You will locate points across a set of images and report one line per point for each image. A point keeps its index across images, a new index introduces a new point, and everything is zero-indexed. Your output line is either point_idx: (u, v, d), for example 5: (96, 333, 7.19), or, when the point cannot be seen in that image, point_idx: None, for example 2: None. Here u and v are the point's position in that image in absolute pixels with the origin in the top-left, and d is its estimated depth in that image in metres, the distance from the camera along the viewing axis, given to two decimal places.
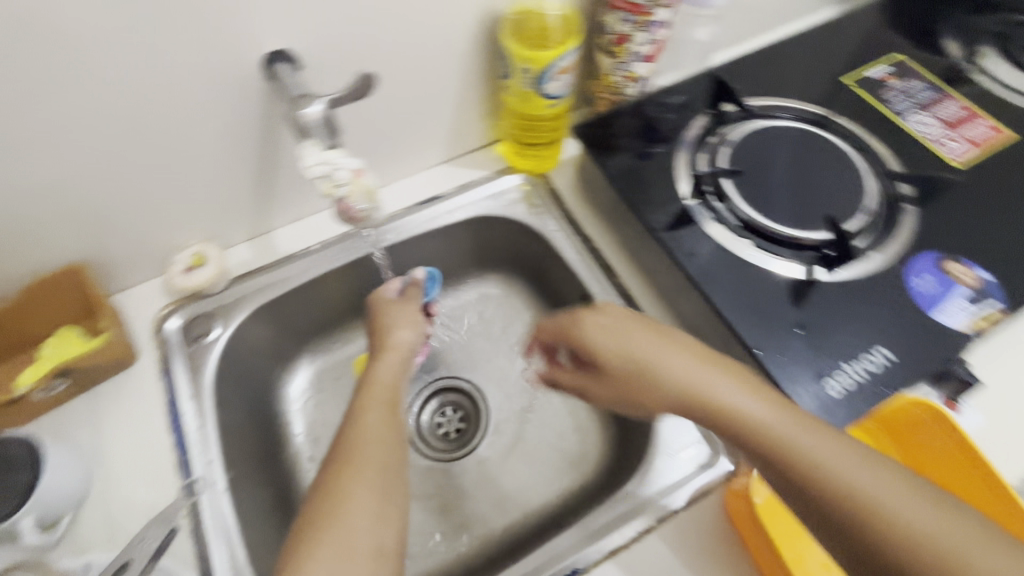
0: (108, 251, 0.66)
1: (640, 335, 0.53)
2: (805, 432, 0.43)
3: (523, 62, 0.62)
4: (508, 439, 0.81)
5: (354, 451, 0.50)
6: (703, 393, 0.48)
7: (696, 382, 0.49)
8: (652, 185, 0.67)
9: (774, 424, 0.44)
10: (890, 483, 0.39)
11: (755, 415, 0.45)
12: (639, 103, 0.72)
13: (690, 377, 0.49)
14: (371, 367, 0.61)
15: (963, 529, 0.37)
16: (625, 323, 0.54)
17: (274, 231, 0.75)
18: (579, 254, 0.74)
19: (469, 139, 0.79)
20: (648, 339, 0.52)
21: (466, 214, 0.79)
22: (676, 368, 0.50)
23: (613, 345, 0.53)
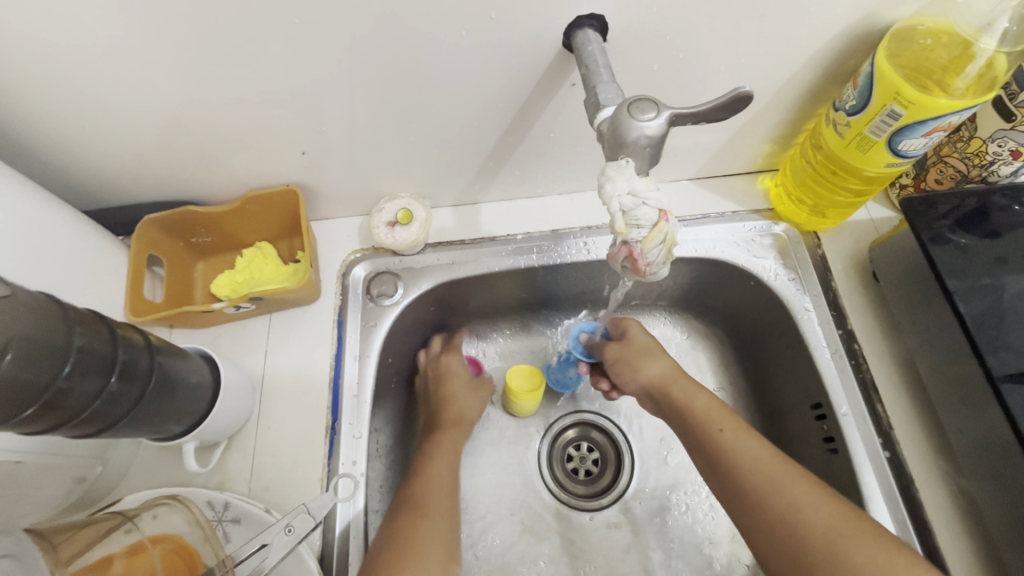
0: (326, 183, 0.61)
1: (725, 427, 0.49)
2: (834, 517, 0.42)
3: (894, 104, 0.44)
4: (646, 515, 0.69)
5: (422, 501, 0.51)
6: (756, 484, 0.45)
7: (748, 468, 0.46)
8: (1007, 316, 0.47)
9: (804, 508, 0.43)
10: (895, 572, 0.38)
11: (791, 502, 0.43)
12: (989, 192, 0.52)
13: (749, 466, 0.46)
14: (431, 439, 0.59)
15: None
16: (679, 378, 0.55)
17: (482, 203, 0.68)
18: (833, 353, 0.57)
19: (735, 163, 0.64)
20: (715, 414, 0.50)
21: (699, 249, 0.64)
22: (741, 455, 0.47)
23: (686, 405, 0.52)
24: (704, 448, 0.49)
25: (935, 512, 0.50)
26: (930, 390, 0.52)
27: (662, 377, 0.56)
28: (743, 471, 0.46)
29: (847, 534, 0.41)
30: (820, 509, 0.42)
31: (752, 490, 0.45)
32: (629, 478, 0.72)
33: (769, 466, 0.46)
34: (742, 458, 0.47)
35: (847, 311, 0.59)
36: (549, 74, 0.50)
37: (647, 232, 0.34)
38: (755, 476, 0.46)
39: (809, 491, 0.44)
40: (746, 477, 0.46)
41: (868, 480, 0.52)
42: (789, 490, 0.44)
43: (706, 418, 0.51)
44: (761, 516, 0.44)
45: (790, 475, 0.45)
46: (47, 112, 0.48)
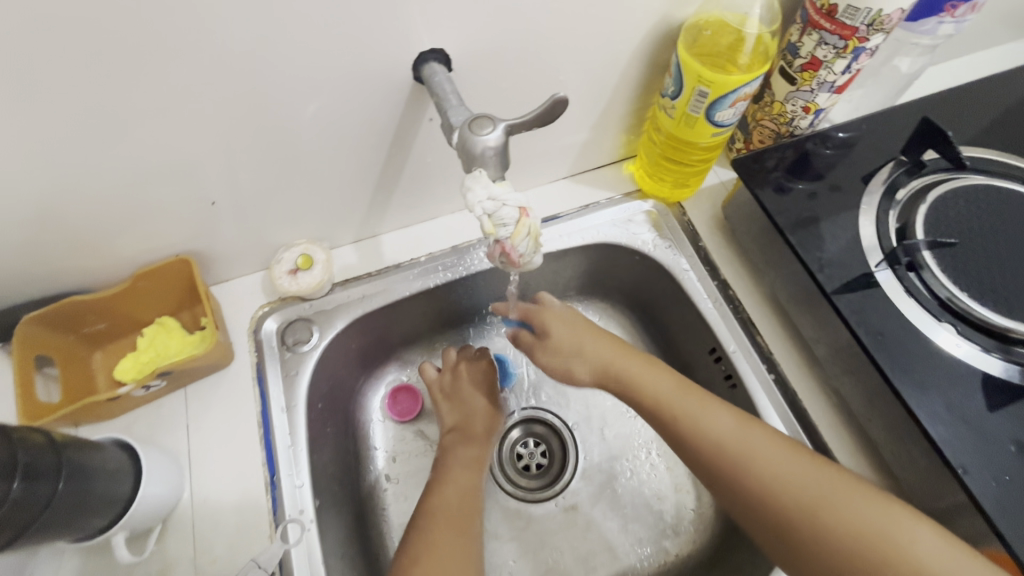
0: (218, 245, 0.62)
1: (688, 401, 0.54)
2: (812, 471, 0.48)
3: (700, 85, 0.53)
4: (597, 489, 0.74)
5: (430, 521, 0.55)
6: (735, 457, 0.50)
7: (728, 445, 0.51)
8: (828, 239, 0.57)
9: (784, 471, 0.49)
10: (856, 497, 0.46)
11: (761, 459, 0.50)
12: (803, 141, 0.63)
13: (714, 435, 0.52)
14: (446, 452, 0.64)
15: (911, 536, 0.44)
16: (626, 360, 0.59)
17: (381, 235, 0.71)
18: (714, 301, 0.66)
19: (599, 155, 0.72)
20: (678, 396, 0.55)
21: (586, 238, 0.71)
22: (710, 425, 0.52)
23: (649, 391, 0.56)
24: (677, 431, 0.53)
25: (819, 416, 0.59)
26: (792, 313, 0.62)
27: (607, 365, 0.59)
28: (716, 444, 0.51)
29: (817, 477, 0.48)
30: (788, 459, 0.49)
31: (725, 457, 0.51)
32: (575, 461, 0.76)
33: (742, 435, 0.51)
34: (707, 427, 0.52)
35: (718, 263, 0.68)
36: (412, 105, 0.54)
37: (513, 228, 0.40)
38: (728, 449, 0.51)
39: (771, 441, 0.50)
40: (722, 451, 0.51)
41: (763, 403, 0.60)
42: (763, 459, 0.49)
43: (668, 400, 0.55)
44: (739, 478, 0.50)
45: (763, 442, 0.50)
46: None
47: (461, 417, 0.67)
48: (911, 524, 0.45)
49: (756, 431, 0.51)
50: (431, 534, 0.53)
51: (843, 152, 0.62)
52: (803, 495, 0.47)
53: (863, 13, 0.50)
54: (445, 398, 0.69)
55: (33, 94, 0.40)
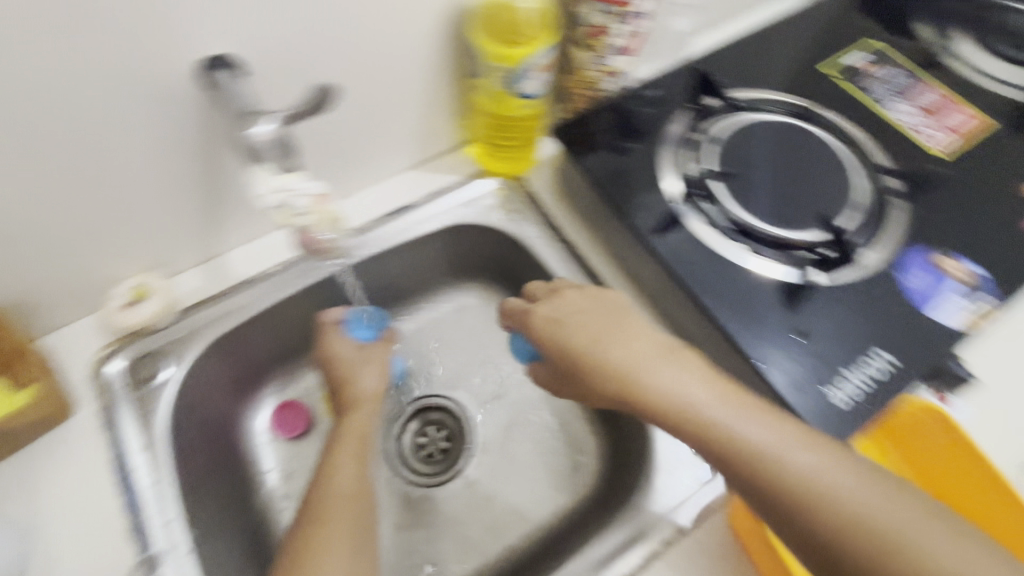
0: (33, 293, 0.58)
1: (667, 368, 0.46)
2: (856, 482, 0.39)
3: (496, 61, 0.57)
4: (496, 460, 0.77)
5: (324, 502, 0.51)
6: (773, 473, 0.39)
7: (773, 457, 0.40)
8: (638, 186, 0.63)
9: (839, 479, 0.39)
10: (929, 525, 0.37)
11: (755, 446, 0.40)
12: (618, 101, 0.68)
13: (689, 411, 0.43)
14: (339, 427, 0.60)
15: (851, 482, 0.38)
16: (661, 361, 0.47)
17: (226, 253, 0.68)
18: (563, 262, 0.70)
19: (437, 142, 0.74)
20: (674, 365, 0.46)
21: (440, 222, 0.73)
22: (664, 388, 0.45)
23: (673, 393, 0.44)
24: (711, 441, 0.42)
25: None
26: (629, 260, 0.68)
27: (654, 370, 0.46)
28: (760, 463, 0.40)
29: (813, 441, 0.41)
30: (729, 415, 0.42)
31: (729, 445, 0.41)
32: (473, 440, 0.78)
33: (778, 442, 0.40)
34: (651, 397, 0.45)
35: (562, 226, 0.73)
36: (212, 115, 0.53)
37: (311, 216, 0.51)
38: (775, 466, 0.39)
39: (702, 390, 0.44)
40: (773, 472, 0.39)
41: None
42: (822, 475, 0.39)
43: (649, 373, 0.46)
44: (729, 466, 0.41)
45: (799, 443, 0.40)
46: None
47: (345, 397, 0.63)
48: (854, 479, 0.39)
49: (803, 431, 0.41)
50: (320, 517, 0.50)
51: (653, 105, 0.67)
52: (868, 516, 0.37)
53: None
54: (335, 382, 0.65)
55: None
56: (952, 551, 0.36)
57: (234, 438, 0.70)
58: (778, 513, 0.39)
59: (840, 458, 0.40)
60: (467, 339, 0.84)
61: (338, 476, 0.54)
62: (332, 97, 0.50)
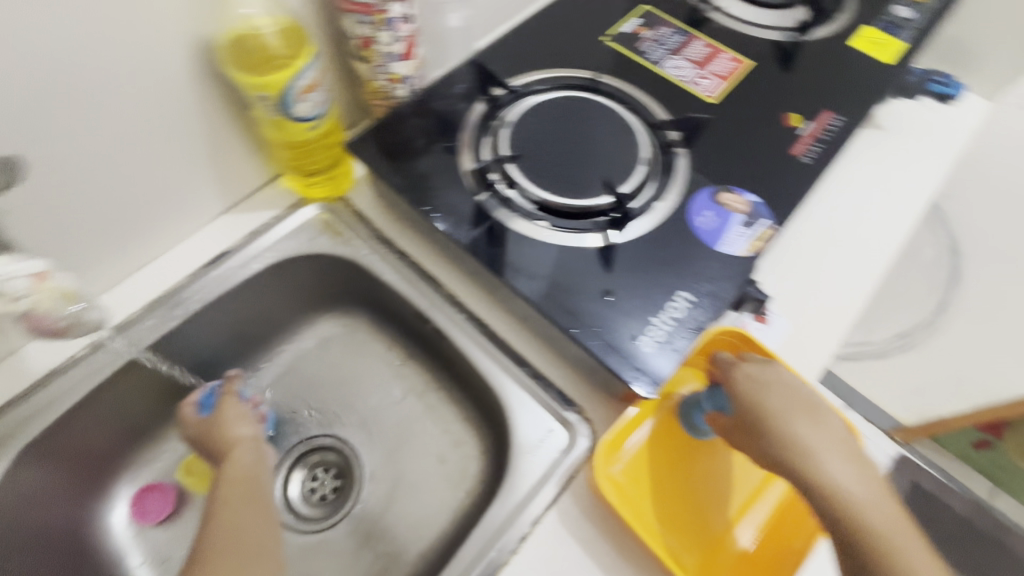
0: None
1: (782, 403, 0.49)
2: (871, 491, 0.44)
3: (257, 91, 0.55)
4: (385, 483, 0.75)
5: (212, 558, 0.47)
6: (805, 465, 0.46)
7: (813, 447, 0.47)
8: (440, 187, 0.63)
9: (846, 478, 0.45)
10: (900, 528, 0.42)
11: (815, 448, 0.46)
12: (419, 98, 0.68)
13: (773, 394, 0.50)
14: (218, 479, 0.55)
15: (860, 486, 0.44)
16: (795, 405, 0.50)
17: (24, 347, 0.62)
18: (399, 273, 0.70)
19: (244, 180, 0.71)
20: (798, 407, 0.49)
21: (266, 261, 0.70)
22: (743, 373, 0.52)
23: (777, 417, 0.49)
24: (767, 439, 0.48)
25: (510, 332, 0.67)
26: (459, 256, 0.68)
27: (786, 400, 0.50)
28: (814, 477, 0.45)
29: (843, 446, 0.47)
30: (795, 412, 0.49)
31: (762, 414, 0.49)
32: (361, 470, 0.76)
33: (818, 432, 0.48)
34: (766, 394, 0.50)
35: (393, 237, 0.72)
36: None
37: (31, 296, 0.48)
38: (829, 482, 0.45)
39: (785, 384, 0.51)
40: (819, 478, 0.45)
41: (463, 341, 0.66)
42: (850, 477, 0.45)
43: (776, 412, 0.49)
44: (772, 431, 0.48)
45: (846, 454, 0.46)
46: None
47: (218, 452, 0.58)
48: (850, 468, 0.45)
49: (840, 435, 0.48)
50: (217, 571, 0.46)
51: (461, 99, 0.69)
52: (860, 516, 0.43)
53: None
54: (204, 443, 0.59)
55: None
56: (887, 520, 0.43)
57: (84, 542, 0.64)
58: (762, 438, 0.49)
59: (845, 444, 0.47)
60: (335, 371, 0.81)
61: (237, 533, 0.49)
62: (13, 170, 0.49)
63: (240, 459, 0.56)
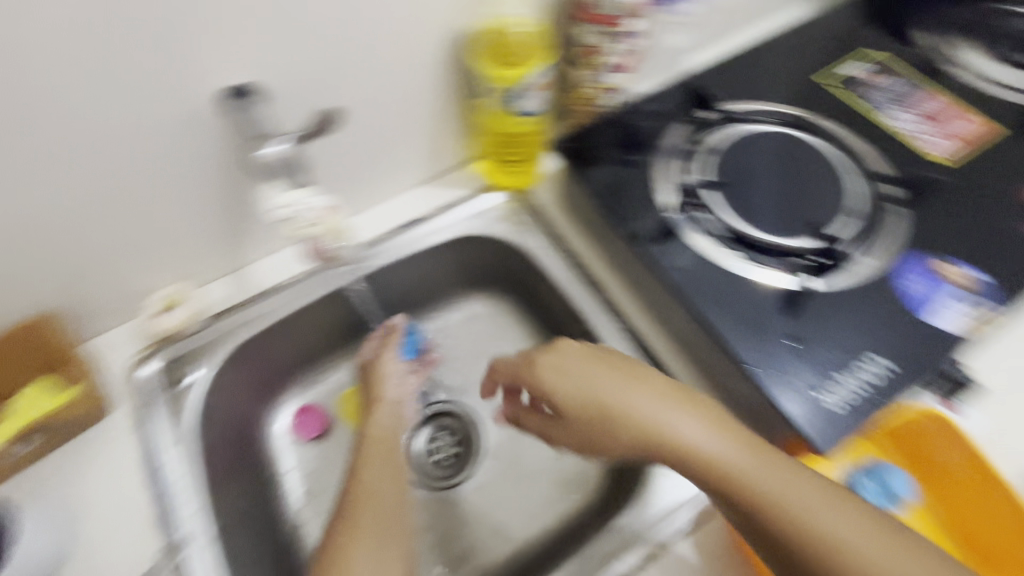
0: (78, 300, 0.63)
1: (752, 461, 0.47)
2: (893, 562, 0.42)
3: (491, 83, 0.61)
4: (504, 464, 0.79)
5: (353, 504, 0.53)
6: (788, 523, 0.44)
7: (795, 510, 0.44)
8: (636, 198, 0.65)
9: (845, 537, 0.43)
10: None
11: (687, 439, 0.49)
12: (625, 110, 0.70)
13: (617, 395, 0.51)
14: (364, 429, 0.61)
15: (836, 520, 0.44)
16: (750, 459, 0.47)
17: (249, 264, 0.73)
18: (568, 271, 0.73)
19: (447, 158, 0.78)
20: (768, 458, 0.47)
21: (450, 233, 0.77)
22: (682, 424, 0.49)
23: (731, 472, 0.46)
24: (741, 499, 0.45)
25: (666, 350, 0.65)
26: (629, 266, 0.70)
27: (696, 440, 0.48)
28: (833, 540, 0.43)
29: (771, 455, 0.47)
30: (647, 400, 0.51)
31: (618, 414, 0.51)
32: (483, 445, 0.80)
33: (809, 495, 0.45)
34: (601, 378, 0.52)
35: (566, 236, 0.75)
36: (236, 137, 0.58)
37: (317, 224, 0.64)
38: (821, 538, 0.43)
39: (637, 387, 0.52)
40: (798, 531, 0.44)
41: (617, 350, 0.67)
42: (847, 541, 0.43)
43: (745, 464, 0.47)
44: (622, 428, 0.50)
45: (825, 504, 0.44)
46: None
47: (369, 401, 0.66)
48: (841, 523, 0.44)
49: (833, 499, 0.45)
50: (352, 515, 0.52)
51: (650, 119, 0.70)
52: None
53: (616, 6, 0.60)
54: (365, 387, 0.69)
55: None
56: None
57: (254, 438, 0.74)
58: (746, 497, 0.45)
59: (836, 502, 0.45)
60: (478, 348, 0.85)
61: (374, 483, 0.55)
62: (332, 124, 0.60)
63: (382, 407, 0.64)
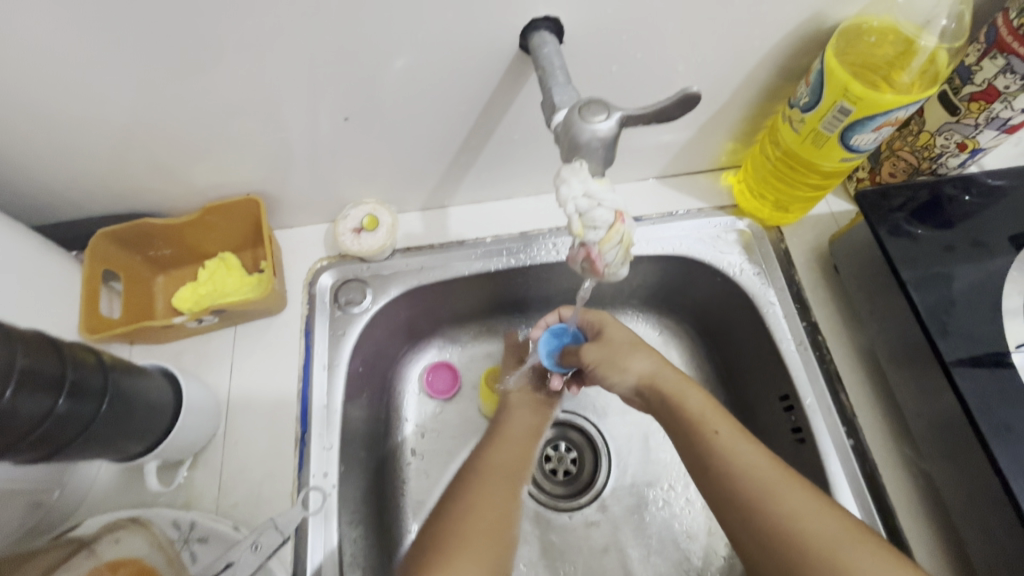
0: (289, 191, 0.60)
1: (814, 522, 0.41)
2: None
3: (846, 100, 0.45)
4: (624, 510, 0.70)
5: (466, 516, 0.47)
6: None
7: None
8: (959, 303, 0.49)
9: None
10: None
11: (824, 545, 0.40)
12: (968, 180, 0.54)
13: (744, 472, 0.45)
14: (490, 450, 0.56)
15: None
16: (812, 528, 0.41)
17: (450, 207, 0.68)
18: (801, 347, 0.58)
19: (699, 160, 0.65)
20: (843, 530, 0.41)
21: (665, 247, 0.64)
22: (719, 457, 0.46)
23: (780, 528, 0.42)
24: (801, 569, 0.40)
25: (896, 494, 0.52)
26: (891, 375, 0.54)
27: (755, 474, 0.44)
28: None
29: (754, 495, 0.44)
30: (791, 496, 0.43)
31: (743, 494, 0.44)
32: (604, 478, 0.72)
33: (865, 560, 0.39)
34: (688, 407, 0.50)
35: (810, 302, 0.60)
36: (509, 76, 0.49)
37: (604, 233, 0.35)
38: None
39: (761, 459, 0.45)
40: None
41: (834, 468, 0.53)
42: None
43: (813, 533, 0.41)
44: (750, 518, 0.44)
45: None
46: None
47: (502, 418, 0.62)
48: None
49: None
50: (461, 524, 0.46)
51: (989, 202, 0.53)
52: None
53: None
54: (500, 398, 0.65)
55: (104, 7, 0.39)
56: None
57: (392, 380, 0.70)
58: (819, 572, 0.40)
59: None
60: None
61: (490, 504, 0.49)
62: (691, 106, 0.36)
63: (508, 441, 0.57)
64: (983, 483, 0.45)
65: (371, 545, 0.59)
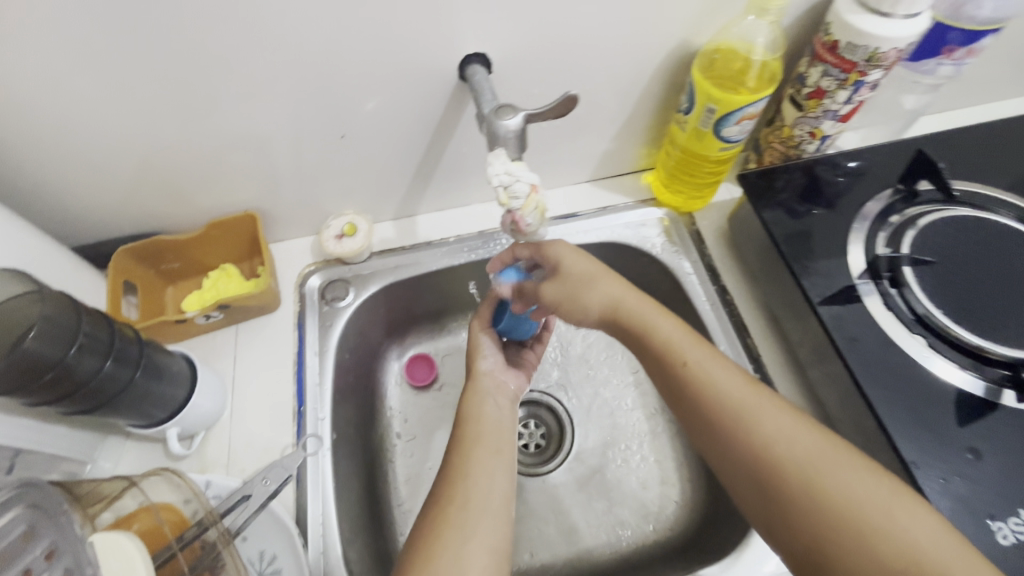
0: (280, 208, 0.72)
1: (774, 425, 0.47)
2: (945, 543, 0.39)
3: (710, 102, 0.59)
4: (587, 470, 0.79)
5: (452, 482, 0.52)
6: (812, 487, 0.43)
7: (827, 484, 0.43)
8: (819, 253, 0.62)
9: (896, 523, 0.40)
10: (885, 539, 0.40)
11: (790, 453, 0.45)
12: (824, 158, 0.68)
13: (714, 389, 0.50)
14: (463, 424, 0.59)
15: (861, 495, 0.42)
16: (770, 430, 0.47)
17: (418, 216, 0.79)
18: (713, 305, 0.70)
19: (621, 164, 0.78)
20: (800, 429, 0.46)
21: (600, 236, 0.77)
22: (693, 378, 0.51)
23: (742, 433, 0.47)
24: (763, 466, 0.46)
25: None
26: (783, 319, 0.67)
27: (721, 389, 0.49)
28: (876, 518, 0.41)
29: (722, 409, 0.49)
30: (766, 415, 0.47)
31: (709, 409, 0.49)
32: (569, 445, 0.82)
33: (816, 452, 0.45)
34: (660, 331, 0.53)
35: (718, 270, 0.73)
36: (454, 100, 0.63)
37: (523, 202, 0.47)
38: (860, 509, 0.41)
39: (733, 379, 0.50)
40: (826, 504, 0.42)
41: None
42: (894, 516, 0.41)
43: (772, 435, 0.46)
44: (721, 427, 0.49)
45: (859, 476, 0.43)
46: (7, 151, 0.55)
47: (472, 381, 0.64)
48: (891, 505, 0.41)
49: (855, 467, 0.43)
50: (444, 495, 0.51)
51: (846, 176, 0.67)
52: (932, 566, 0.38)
53: (861, 50, 0.55)
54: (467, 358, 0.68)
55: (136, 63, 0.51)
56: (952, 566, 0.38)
57: (376, 369, 0.80)
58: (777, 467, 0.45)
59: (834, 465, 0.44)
60: (586, 353, 0.87)
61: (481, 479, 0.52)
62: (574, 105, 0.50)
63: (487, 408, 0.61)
64: (849, 390, 0.57)
65: (363, 506, 0.67)
